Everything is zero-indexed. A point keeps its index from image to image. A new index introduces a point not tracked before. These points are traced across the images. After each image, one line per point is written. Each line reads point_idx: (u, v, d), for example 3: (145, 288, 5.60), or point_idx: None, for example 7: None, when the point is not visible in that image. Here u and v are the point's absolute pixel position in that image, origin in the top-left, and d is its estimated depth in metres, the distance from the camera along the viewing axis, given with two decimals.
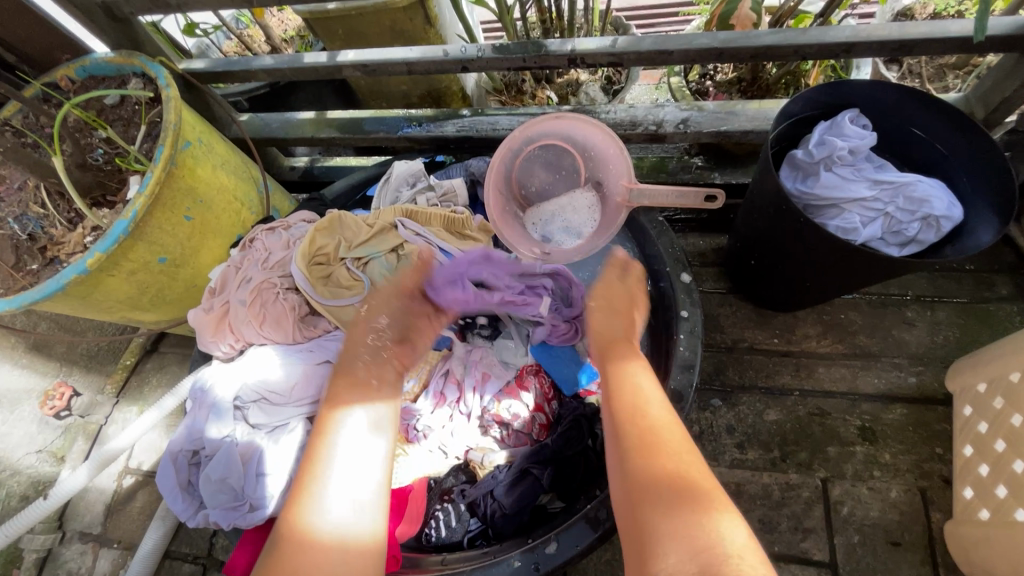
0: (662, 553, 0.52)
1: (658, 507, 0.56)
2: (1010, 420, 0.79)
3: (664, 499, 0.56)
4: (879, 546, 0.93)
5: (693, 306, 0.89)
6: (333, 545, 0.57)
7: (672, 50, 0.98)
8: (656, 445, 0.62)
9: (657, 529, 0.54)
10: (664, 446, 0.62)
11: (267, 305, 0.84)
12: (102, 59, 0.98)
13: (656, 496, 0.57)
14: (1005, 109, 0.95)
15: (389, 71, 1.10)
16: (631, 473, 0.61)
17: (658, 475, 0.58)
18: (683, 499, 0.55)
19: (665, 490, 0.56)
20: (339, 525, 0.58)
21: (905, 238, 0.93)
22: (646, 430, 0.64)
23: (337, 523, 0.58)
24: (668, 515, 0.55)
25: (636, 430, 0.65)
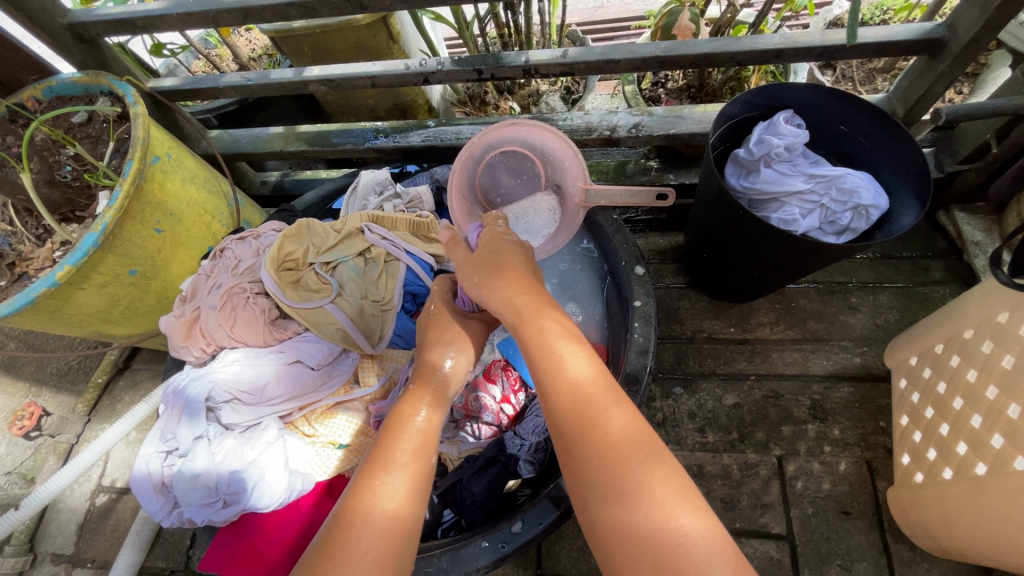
0: (608, 517, 0.55)
1: (627, 502, 0.54)
2: (937, 387, 0.86)
3: (618, 477, 0.55)
4: (831, 516, 0.98)
5: (646, 296, 0.94)
6: (394, 527, 0.55)
7: (619, 59, 1.04)
8: (616, 428, 0.59)
9: (614, 509, 0.54)
10: (608, 427, 0.59)
11: (238, 309, 0.86)
12: (69, 79, 1.00)
13: (612, 471, 0.56)
14: (922, 106, 1.04)
15: (353, 85, 1.15)
16: (593, 426, 0.60)
17: (617, 455, 0.57)
18: (639, 482, 0.54)
19: (620, 459, 0.56)
20: (398, 509, 0.57)
21: (840, 226, 1.01)
22: (584, 403, 0.62)
23: (396, 508, 0.57)
24: (614, 488, 0.55)
25: (577, 405, 0.62)
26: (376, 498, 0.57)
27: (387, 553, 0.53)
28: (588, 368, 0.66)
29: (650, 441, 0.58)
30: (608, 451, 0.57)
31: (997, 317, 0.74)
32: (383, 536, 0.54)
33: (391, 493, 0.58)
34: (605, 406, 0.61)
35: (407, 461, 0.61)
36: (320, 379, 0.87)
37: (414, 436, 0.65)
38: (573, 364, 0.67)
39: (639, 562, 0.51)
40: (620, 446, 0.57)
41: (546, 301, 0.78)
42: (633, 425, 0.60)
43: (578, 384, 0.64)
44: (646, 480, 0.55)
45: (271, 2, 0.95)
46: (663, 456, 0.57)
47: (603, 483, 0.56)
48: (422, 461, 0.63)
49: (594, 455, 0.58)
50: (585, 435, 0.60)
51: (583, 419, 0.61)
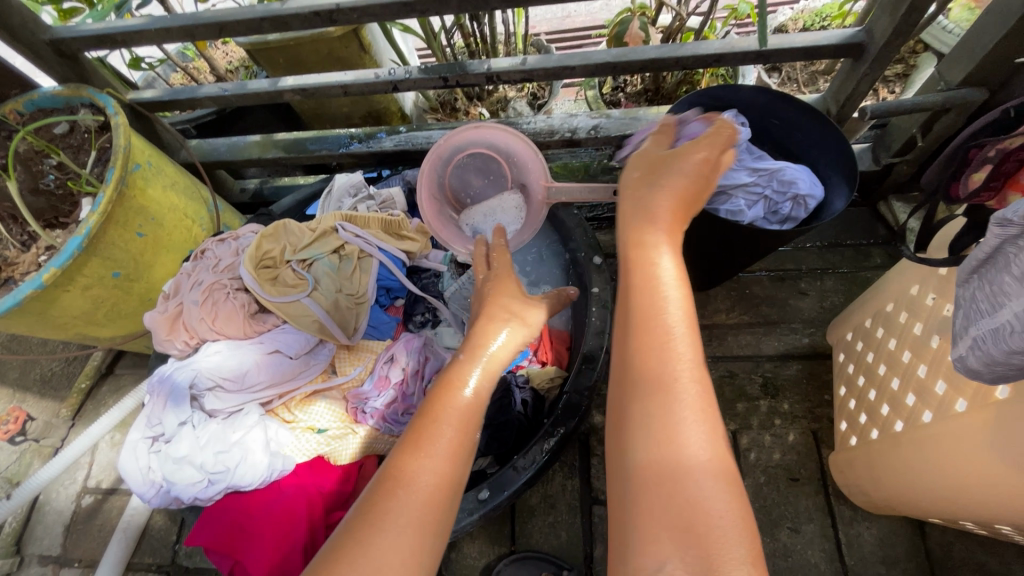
0: (641, 455, 0.51)
1: (668, 463, 0.50)
2: (867, 357, 0.94)
3: (668, 427, 0.51)
4: (781, 482, 1.05)
5: (604, 283, 1.01)
6: (432, 505, 0.52)
7: (574, 65, 1.12)
8: (682, 384, 0.53)
9: (647, 452, 0.51)
10: (674, 382, 0.53)
11: (218, 304, 0.91)
12: (50, 92, 1.05)
13: (660, 413, 0.52)
14: (852, 104, 1.13)
15: (326, 94, 1.21)
16: (658, 371, 0.54)
17: (672, 402, 0.52)
18: (688, 447, 0.50)
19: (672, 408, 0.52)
20: (437, 489, 0.53)
21: (782, 216, 1.09)
22: (658, 346, 0.55)
23: (436, 487, 0.53)
24: (659, 431, 0.51)
25: (653, 348, 0.56)
26: (417, 474, 0.53)
27: (423, 527, 0.51)
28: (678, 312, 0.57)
29: (711, 410, 0.53)
30: (670, 408, 0.52)
31: (910, 290, 0.82)
32: (420, 513, 0.51)
33: (431, 462, 0.54)
34: (681, 357, 0.55)
35: (452, 432, 0.57)
36: (299, 368, 0.92)
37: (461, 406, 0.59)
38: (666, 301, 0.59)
39: (656, 507, 0.48)
40: (679, 406, 0.52)
41: (676, 235, 0.65)
42: (699, 388, 0.54)
43: (663, 327, 0.56)
44: (697, 455, 0.50)
45: (245, 17, 1.00)
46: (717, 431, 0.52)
47: (652, 426, 0.52)
48: (469, 434, 0.58)
49: (653, 406, 0.53)
50: (650, 380, 0.54)
51: (652, 378, 0.54)
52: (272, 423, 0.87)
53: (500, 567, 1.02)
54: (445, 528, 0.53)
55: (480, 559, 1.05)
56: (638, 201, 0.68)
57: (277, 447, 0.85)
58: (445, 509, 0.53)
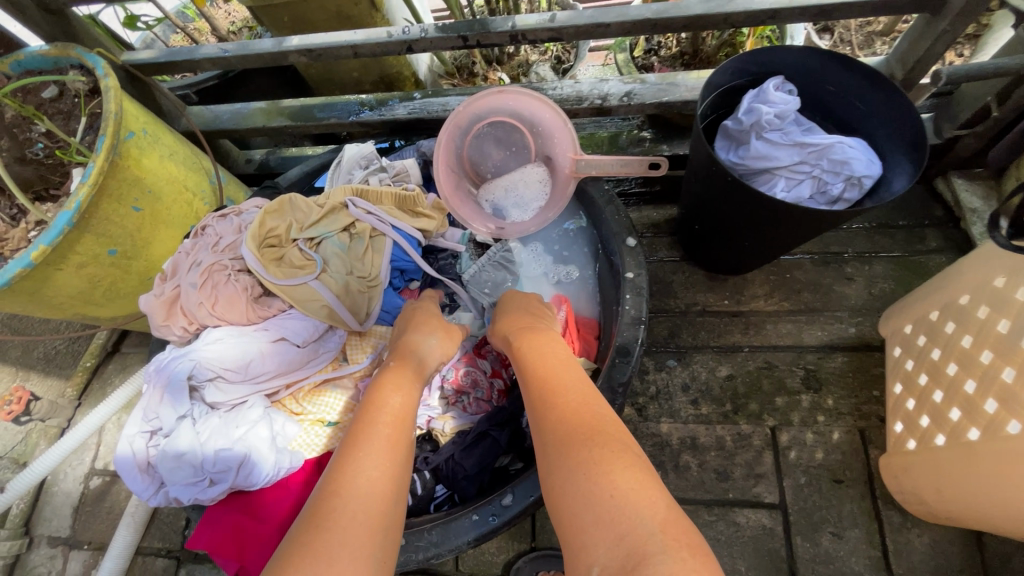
0: (560, 477, 0.57)
1: (574, 468, 0.56)
2: (931, 354, 0.85)
3: (573, 442, 0.59)
4: (824, 484, 0.98)
5: (638, 268, 0.92)
6: (376, 497, 0.54)
7: (608, 23, 1.00)
8: (576, 411, 0.63)
9: (563, 474, 0.57)
10: (569, 410, 0.63)
11: (219, 287, 0.83)
12: (36, 52, 0.96)
13: (565, 436, 0.60)
14: (921, 68, 1.01)
15: (335, 55, 1.11)
16: (558, 404, 0.65)
17: (572, 423, 0.61)
18: (596, 450, 0.57)
19: (570, 430, 0.60)
20: (380, 480, 0.56)
21: (831, 197, 0.99)
22: (551, 387, 0.68)
23: (378, 477, 0.56)
24: (568, 449, 0.58)
25: (545, 396, 0.67)
26: (359, 470, 0.56)
27: (374, 520, 0.53)
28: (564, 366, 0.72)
29: (606, 420, 0.61)
30: (570, 427, 0.61)
31: (994, 281, 0.72)
32: (362, 503, 0.53)
33: (372, 464, 0.57)
34: (569, 392, 0.66)
35: (387, 434, 0.61)
36: (306, 357, 0.85)
37: (393, 411, 0.65)
38: (550, 363, 0.73)
39: (581, 515, 0.53)
40: (576, 424, 0.61)
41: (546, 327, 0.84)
42: (590, 407, 0.63)
43: (556, 379, 0.69)
44: (616, 466, 0.55)
45: None
46: (615, 432, 0.60)
47: (559, 449, 0.59)
48: (404, 434, 0.63)
49: (553, 435, 0.61)
50: (552, 414, 0.63)
51: (555, 411, 0.64)
52: (278, 417, 0.81)
53: (521, 565, 0.97)
54: (392, 524, 0.54)
55: (498, 556, 0.99)
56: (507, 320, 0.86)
57: (282, 442, 0.80)
58: (390, 504, 0.55)
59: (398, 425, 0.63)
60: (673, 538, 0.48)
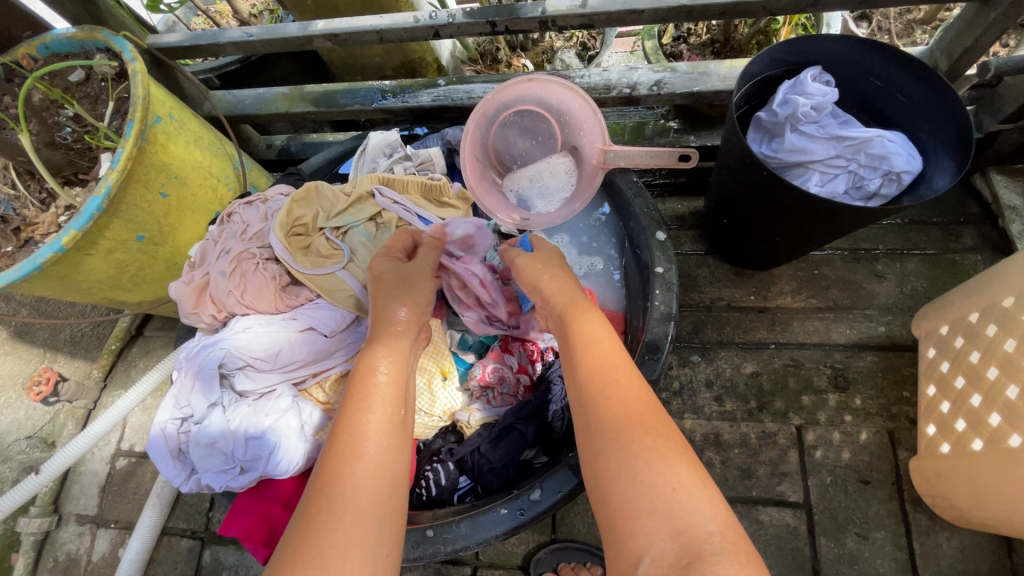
0: (613, 470, 0.55)
1: (631, 456, 0.54)
2: (969, 357, 0.83)
3: (625, 437, 0.56)
4: (850, 485, 0.97)
5: (668, 262, 0.90)
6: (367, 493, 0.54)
7: (642, 9, 0.97)
8: (631, 397, 0.60)
9: (617, 471, 0.54)
10: (623, 395, 0.60)
11: (248, 276, 0.83)
12: (64, 34, 0.95)
13: (616, 430, 0.57)
14: (968, 59, 0.97)
15: (360, 40, 1.09)
16: (605, 393, 0.61)
17: (624, 414, 0.58)
18: (649, 447, 0.54)
19: (623, 423, 0.57)
20: (369, 475, 0.55)
21: (868, 192, 0.96)
22: (597, 370, 0.64)
23: (371, 469, 0.56)
24: (620, 442, 0.56)
25: (601, 374, 0.63)
26: (349, 468, 0.55)
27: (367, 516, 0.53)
28: (606, 347, 0.67)
29: (659, 411, 0.59)
30: (623, 414, 0.58)
31: None
32: (357, 502, 0.53)
33: (359, 461, 0.56)
34: (615, 377, 0.63)
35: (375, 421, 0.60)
36: (334, 347, 0.84)
37: (376, 390, 0.63)
38: (601, 341, 0.68)
39: (633, 506, 0.52)
40: (634, 411, 0.58)
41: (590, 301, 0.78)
42: (643, 396, 0.61)
43: (601, 360, 0.65)
44: (673, 464, 0.53)
45: None
46: (668, 424, 0.57)
47: (610, 439, 0.57)
48: (395, 415, 0.62)
49: (608, 420, 0.58)
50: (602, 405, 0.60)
51: (600, 399, 0.60)
52: (306, 405, 0.80)
53: (541, 556, 0.97)
54: (389, 514, 0.55)
55: (519, 547, 1.00)
56: (556, 282, 0.80)
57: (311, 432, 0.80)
58: (385, 495, 0.55)
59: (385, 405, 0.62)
60: (733, 542, 0.47)
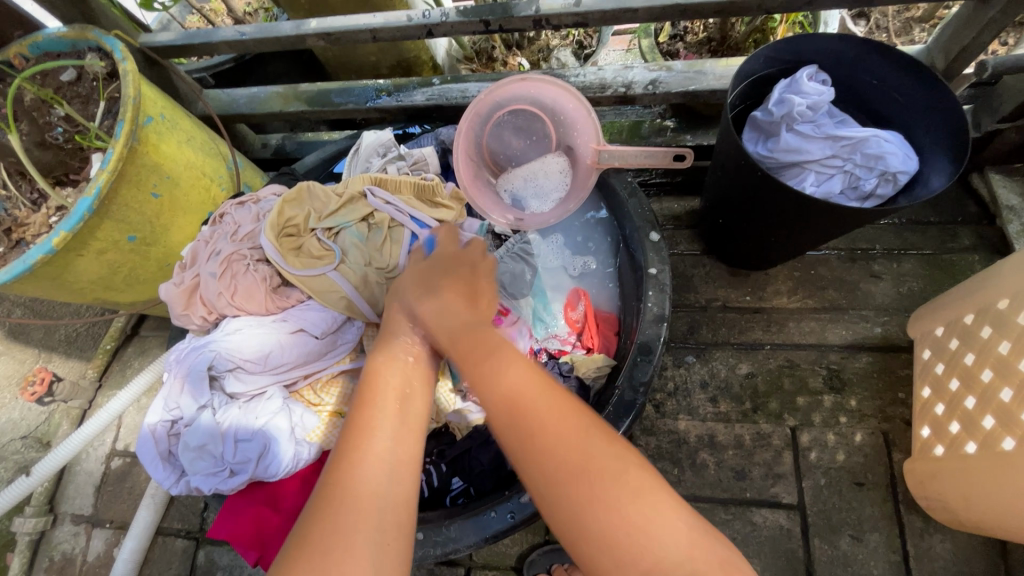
0: (576, 512, 0.52)
1: (582, 491, 0.52)
2: (964, 359, 0.82)
3: (583, 479, 0.53)
4: (845, 487, 0.97)
5: (662, 263, 0.90)
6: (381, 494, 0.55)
7: (637, 8, 0.96)
8: (573, 426, 0.56)
9: (580, 516, 0.52)
10: (571, 433, 0.55)
11: (238, 277, 0.83)
12: (55, 34, 0.94)
13: (573, 470, 0.53)
14: (965, 58, 0.96)
15: (353, 39, 1.08)
16: (548, 435, 0.55)
17: (576, 453, 0.54)
18: (611, 485, 0.52)
19: (578, 462, 0.54)
20: (382, 476, 0.56)
21: (863, 193, 0.96)
22: (534, 411, 0.57)
23: (385, 472, 0.56)
24: (582, 485, 0.52)
25: (539, 420, 0.56)
26: (364, 470, 0.56)
27: (381, 517, 0.54)
28: (532, 382, 0.59)
29: (609, 433, 0.57)
30: (569, 446, 0.54)
31: None
32: (371, 503, 0.54)
33: (376, 462, 0.56)
34: (553, 417, 0.56)
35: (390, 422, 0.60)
36: (325, 348, 0.84)
37: (391, 390, 0.63)
38: (520, 370, 0.60)
39: (601, 547, 0.51)
40: (586, 450, 0.54)
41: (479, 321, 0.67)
42: (582, 421, 0.57)
43: (536, 400, 0.58)
44: (642, 495, 0.52)
45: None
46: (624, 450, 0.56)
47: (567, 484, 0.53)
48: (410, 415, 0.62)
49: (550, 455, 0.54)
50: (550, 445, 0.55)
51: (550, 441, 0.55)
52: (296, 407, 0.80)
53: (534, 557, 0.97)
54: (403, 514, 0.55)
55: (512, 548, 0.99)
56: (431, 304, 0.68)
57: (301, 433, 0.79)
58: (398, 497, 0.56)
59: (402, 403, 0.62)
60: (706, 564, 0.50)
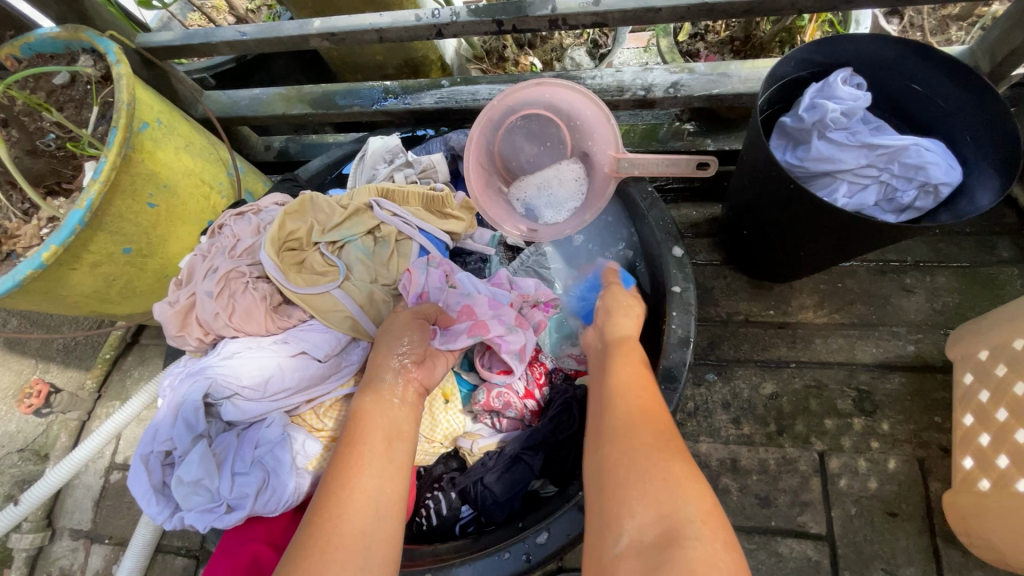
0: (619, 462, 0.56)
1: (628, 447, 0.56)
2: (1014, 387, 0.77)
3: (634, 438, 0.57)
4: (877, 517, 0.92)
5: (686, 281, 0.84)
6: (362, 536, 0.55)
7: (660, 7, 0.90)
8: (640, 407, 0.61)
9: (619, 468, 0.55)
10: (640, 404, 0.62)
11: (236, 296, 0.78)
12: (47, 35, 0.90)
13: (630, 430, 0.58)
14: (1013, 60, 0.90)
15: (359, 40, 1.03)
16: (619, 404, 0.63)
17: (634, 418, 0.60)
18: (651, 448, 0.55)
19: (639, 426, 0.58)
20: (366, 523, 0.56)
21: (901, 205, 0.90)
22: (623, 388, 0.66)
23: (370, 518, 0.56)
24: (631, 437, 0.57)
25: (625, 387, 0.65)
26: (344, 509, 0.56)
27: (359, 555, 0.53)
28: (626, 371, 0.69)
29: (667, 419, 0.60)
30: (626, 416, 0.60)
31: None
32: (352, 544, 0.54)
33: (357, 500, 0.57)
34: (632, 390, 0.64)
35: (373, 461, 0.60)
36: (328, 371, 0.80)
37: (375, 428, 0.63)
38: (623, 371, 0.69)
39: (625, 493, 0.52)
40: (646, 416, 0.60)
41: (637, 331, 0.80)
42: (653, 408, 0.61)
43: (622, 382, 0.66)
44: (669, 466, 0.53)
45: None
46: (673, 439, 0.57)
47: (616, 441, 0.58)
48: (393, 455, 0.62)
49: (613, 432, 0.59)
50: (621, 409, 0.62)
51: (626, 403, 0.62)
52: (298, 435, 0.76)
53: None
54: (385, 555, 0.55)
55: None
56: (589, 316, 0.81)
57: (302, 462, 0.75)
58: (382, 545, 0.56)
59: (389, 448, 0.62)
60: (709, 527, 0.47)
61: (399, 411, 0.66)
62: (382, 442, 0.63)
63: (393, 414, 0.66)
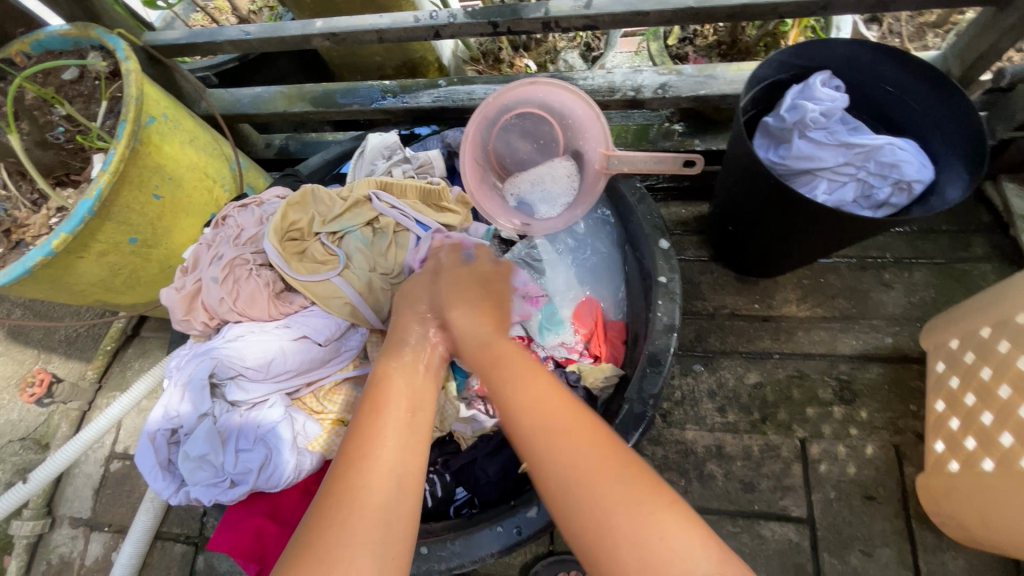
0: (588, 514, 0.49)
1: (591, 495, 0.50)
2: (980, 373, 0.81)
3: (588, 487, 0.50)
4: (855, 500, 0.95)
5: (672, 272, 0.88)
6: (381, 509, 0.52)
7: (648, 11, 0.95)
8: (574, 444, 0.53)
9: (594, 523, 0.49)
10: (575, 439, 0.53)
11: (241, 282, 0.81)
12: (57, 32, 0.93)
13: (583, 469, 0.51)
14: (982, 64, 0.95)
15: (360, 40, 1.07)
16: (550, 436, 0.54)
17: (583, 455, 0.52)
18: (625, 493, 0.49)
19: (594, 466, 0.51)
20: (388, 491, 0.53)
21: (877, 201, 0.94)
22: (544, 421, 0.55)
23: (391, 487, 0.53)
24: (587, 486, 0.50)
25: (544, 420, 0.55)
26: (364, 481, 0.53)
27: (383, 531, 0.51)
28: (543, 392, 0.59)
29: (615, 450, 0.53)
30: (573, 454, 0.53)
31: None
32: (375, 514, 0.51)
33: (378, 476, 0.54)
34: (562, 417, 0.56)
35: (392, 432, 0.58)
36: (328, 355, 0.83)
37: (396, 396, 0.61)
38: (532, 392, 0.58)
39: (613, 544, 0.47)
40: (593, 454, 0.52)
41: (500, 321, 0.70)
42: (592, 436, 0.54)
43: (550, 403, 0.57)
44: (659, 506, 0.48)
45: None
46: (644, 472, 0.51)
47: (571, 483, 0.51)
48: (416, 420, 0.60)
49: (558, 484, 0.52)
50: (557, 447, 0.53)
51: (557, 436, 0.54)
52: (299, 416, 0.79)
53: (538, 569, 0.96)
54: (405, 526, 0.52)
55: (516, 559, 0.98)
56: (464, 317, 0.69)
57: (303, 442, 0.78)
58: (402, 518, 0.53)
59: (412, 415, 0.60)
60: (724, 570, 0.45)
61: (423, 381, 0.65)
62: (402, 412, 0.60)
63: (419, 380, 0.64)
